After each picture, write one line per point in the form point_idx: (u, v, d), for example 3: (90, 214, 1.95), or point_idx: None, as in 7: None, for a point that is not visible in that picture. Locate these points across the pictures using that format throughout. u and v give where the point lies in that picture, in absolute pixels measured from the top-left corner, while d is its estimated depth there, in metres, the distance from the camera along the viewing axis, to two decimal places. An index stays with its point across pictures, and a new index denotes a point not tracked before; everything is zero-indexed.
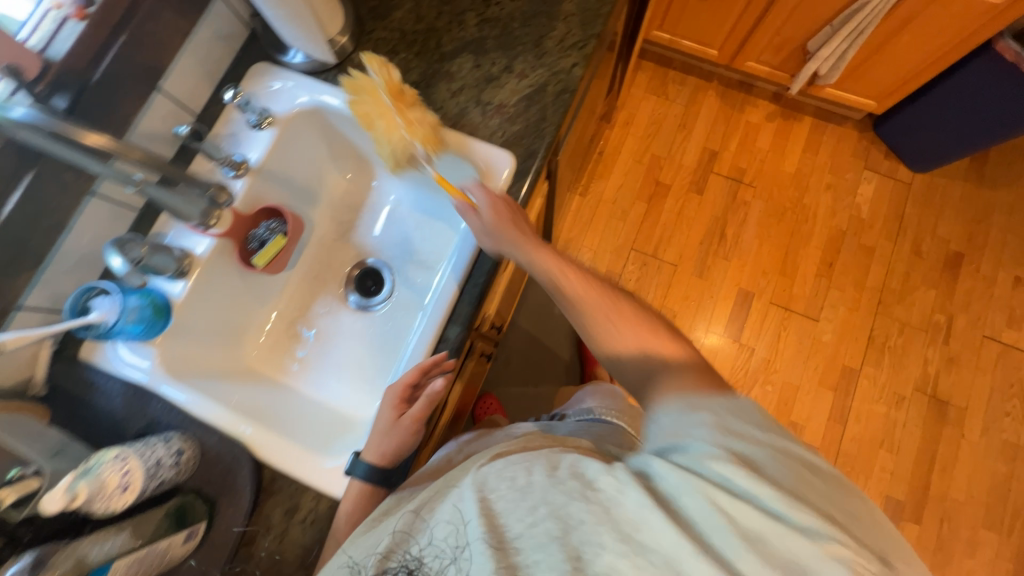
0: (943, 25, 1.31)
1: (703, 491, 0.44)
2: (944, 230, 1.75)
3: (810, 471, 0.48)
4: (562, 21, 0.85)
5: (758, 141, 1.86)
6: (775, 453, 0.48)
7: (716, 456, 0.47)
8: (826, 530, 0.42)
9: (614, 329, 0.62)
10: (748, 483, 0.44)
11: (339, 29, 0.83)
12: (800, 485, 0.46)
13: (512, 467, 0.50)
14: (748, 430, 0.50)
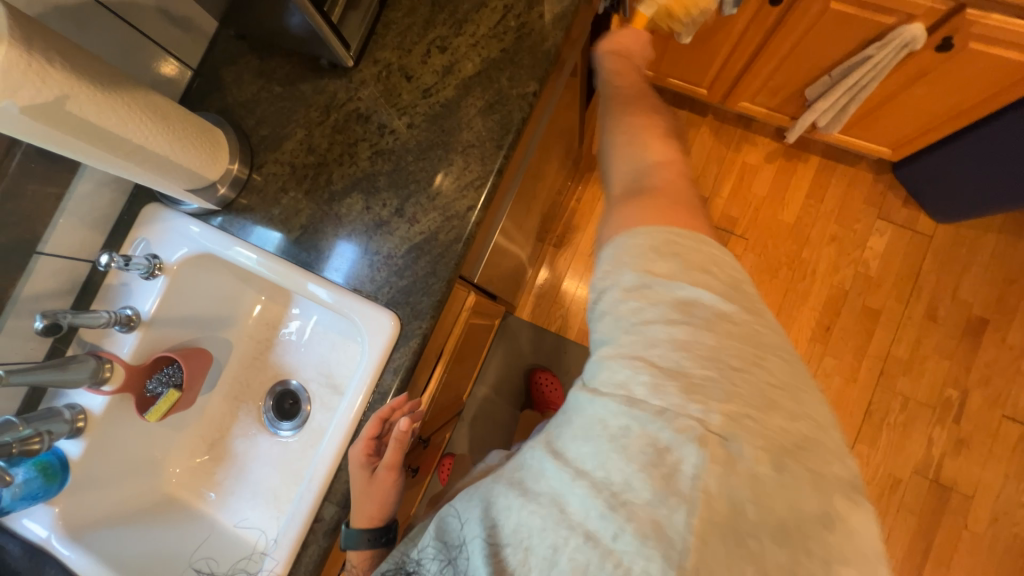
0: (963, 82, 1.09)
1: (590, 399, 0.50)
2: (967, 291, 1.53)
3: (711, 304, 0.51)
4: (460, 154, 0.76)
5: (755, 185, 1.67)
6: (673, 308, 0.51)
7: (614, 351, 0.51)
8: (689, 396, 0.46)
9: (639, 145, 0.69)
10: (639, 357, 0.49)
11: (227, 161, 0.78)
12: (691, 338, 0.49)
13: (471, 488, 0.53)
14: (652, 294, 0.52)
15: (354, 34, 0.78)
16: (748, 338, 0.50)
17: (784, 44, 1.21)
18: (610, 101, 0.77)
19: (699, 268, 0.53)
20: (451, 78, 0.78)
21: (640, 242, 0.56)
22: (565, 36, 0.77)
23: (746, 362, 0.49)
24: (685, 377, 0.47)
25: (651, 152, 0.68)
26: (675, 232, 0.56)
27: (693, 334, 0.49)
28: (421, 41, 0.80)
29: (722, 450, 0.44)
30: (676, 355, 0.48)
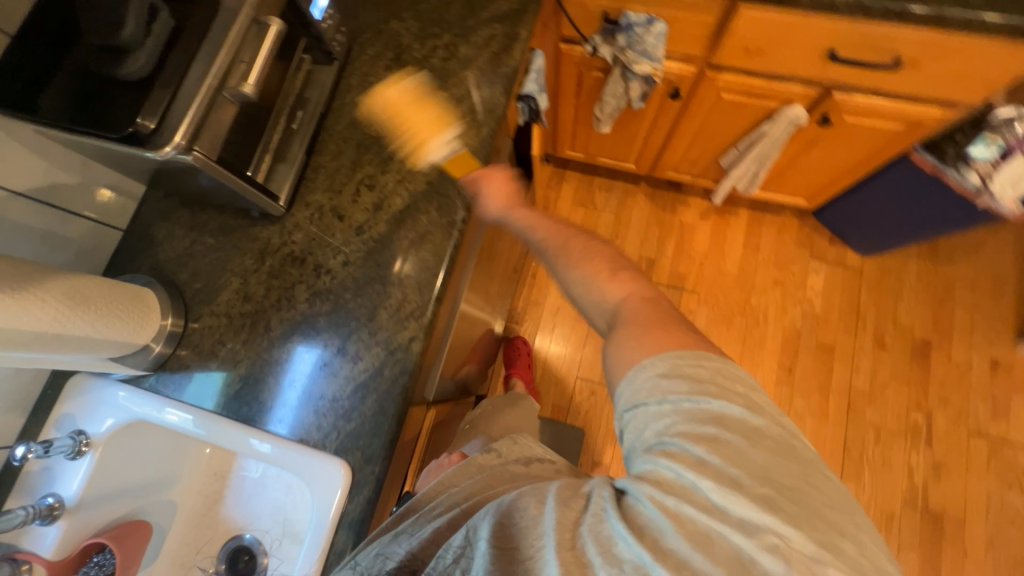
0: (849, 145, 1.23)
1: (651, 495, 0.47)
2: (906, 316, 1.63)
3: (754, 426, 0.50)
4: (397, 287, 0.77)
5: (696, 241, 1.77)
6: (708, 422, 0.50)
7: (664, 451, 0.50)
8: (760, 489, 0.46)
9: (595, 283, 0.64)
10: (696, 471, 0.47)
11: (159, 319, 0.77)
12: (743, 449, 0.48)
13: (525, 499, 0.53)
14: (684, 407, 0.51)
15: (282, 185, 0.80)
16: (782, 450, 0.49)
17: (692, 126, 1.33)
18: (544, 232, 0.72)
19: (730, 387, 0.52)
20: (382, 214, 0.81)
21: (652, 370, 0.54)
22: (485, 164, 0.82)
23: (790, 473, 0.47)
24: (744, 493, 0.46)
25: (608, 284, 0.63)
26: (688, 357, 0.54)
27: (746, 454, 0.48)
28: (350, 182, 0.83)
29: (809, 568, 0.42)
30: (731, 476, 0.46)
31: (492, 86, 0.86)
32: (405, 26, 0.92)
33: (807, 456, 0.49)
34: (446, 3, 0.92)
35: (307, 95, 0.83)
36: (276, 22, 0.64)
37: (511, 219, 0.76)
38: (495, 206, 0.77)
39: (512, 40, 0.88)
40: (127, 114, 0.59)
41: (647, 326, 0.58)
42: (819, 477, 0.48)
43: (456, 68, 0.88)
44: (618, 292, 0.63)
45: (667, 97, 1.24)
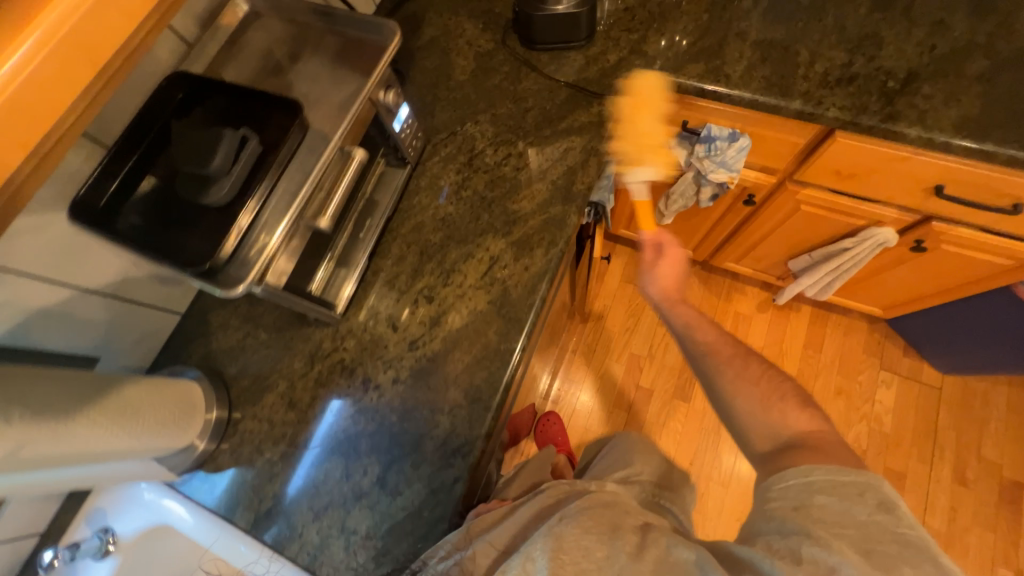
0: (941, 271, 1.12)
1: (761, 558, 0.47)
2: (991, 450, 1.44)
3: (890, 554, 0.45)
4: (446, 414, 0.72)
5: (751, 334, 1.66)
6: (846, 524, 0.48)
7: (790, 532, 0.49)
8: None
9: (769, 405, 0.62)
10: (819, 574, 0.43)
11: (204, 413, 0.75)
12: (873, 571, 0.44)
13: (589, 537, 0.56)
14: (815, 496, 0.51)
15: (342, 290, 0.79)
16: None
17: (762, 228, 1.26)
18: (707, 337, 0.71)
19: (882, 505, 0.49)
20: (438, 330, 0.77)
21: (803, 469, 0.54)
22: (551, 287, 0.77)
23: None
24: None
25: (787, 410, 0.61)
26: (827, 471, 0.52)
27: (867, 565, 0.43)
28: (409, 290, 0.81)
29: None
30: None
31: (564, 203, 0.83)
32: (481, 130, 0.91)
33: None
34: (524, 110, 0.91)
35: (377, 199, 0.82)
36: (359, 153, 0.66)
37: (670, 312, 0.77)
38: (664, 291, 0.79)
39: (589, 155, 0.85)
40: (204, 243, 0.58)
41: (830, 460, 0.54)
42: None
43: (528, 179, 0.85)
44: (799, 428, 0.60)
45: (739, 201, 1.17)
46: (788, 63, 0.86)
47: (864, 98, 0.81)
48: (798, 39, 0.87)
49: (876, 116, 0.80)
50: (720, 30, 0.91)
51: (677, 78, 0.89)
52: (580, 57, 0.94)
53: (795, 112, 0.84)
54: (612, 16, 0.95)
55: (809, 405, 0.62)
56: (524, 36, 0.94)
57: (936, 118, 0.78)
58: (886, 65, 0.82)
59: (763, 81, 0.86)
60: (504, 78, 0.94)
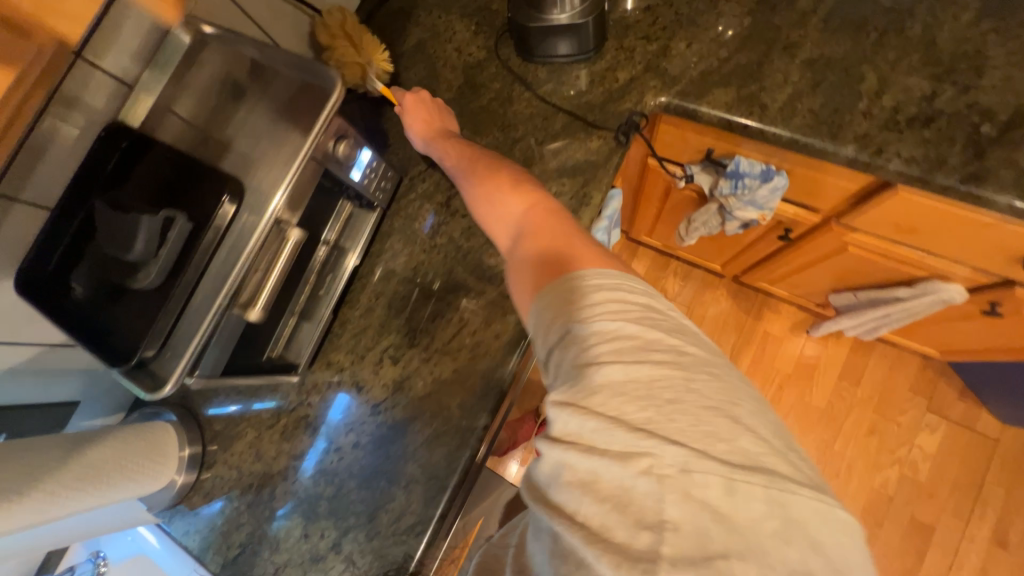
0: (1018, 333, 0.92)
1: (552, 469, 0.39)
2: None
3: (636, 372, 0.38)
4: (402, 489, 0.70)
5: (779, 357, 1.51)
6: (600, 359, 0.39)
7: (559, 412, 0.40)
8: (618, 464, 0.36)
9: (504, 202, 0.55)
10: (565, 451, 0.39)
11: (179, 452, 0.77)
12: (606, 403, 0.38)
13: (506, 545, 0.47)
14: (574, 346, 0.41)
15: (304, 346, 0.75)
16: (651, 383, 0.39)
17: (800, 260, 1.09)
18: (456, 160, 0.65)
19: (632, 311, 0.41)
20: (400, 396, 0.73)
21: (553, 298, 0.44)
22: (521, 361, 0.70)
23: (657, 427, 0.37)
24: (605, 475, 0.37)
25: (513, 199, 0.55)
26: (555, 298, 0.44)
27: (634, 406, 0.38)
28: (374, 348, 0.76)
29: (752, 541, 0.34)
30: (594, 457, 0.37)
31: None
32: None
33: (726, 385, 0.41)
34: (513, 140, 0.79)
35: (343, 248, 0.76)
36: (296, 234, 0.59)
37: (433, 147, 0.69)
38: (422, 137, 0.70)
39: (580, 203, 0.73)
40: (135, 329, 0.55)
41: (558, 251, 0.47)
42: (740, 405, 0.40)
43: None
44: (521, 217, 0.53)
45: (773, 233, 1.01)
46: (847, 93, 0.67)
47: (944, 147, 0.63)
48: (866, 58, 0.67)
49: (956, 173, 0.62)
50: (764, 42, 0.72)
51: (699, 107, 0.72)
52: (585, 73, 0.78)
53: (846, 160, 0.66)
54: (629, 20, 0.78)
55: (538, 188, 0.56)
56: (521, 42, 0.78)
57: None
58: (983, 102, 0.63)
59: (810, 115, 0.68)
60: (494, 98, 0.82)
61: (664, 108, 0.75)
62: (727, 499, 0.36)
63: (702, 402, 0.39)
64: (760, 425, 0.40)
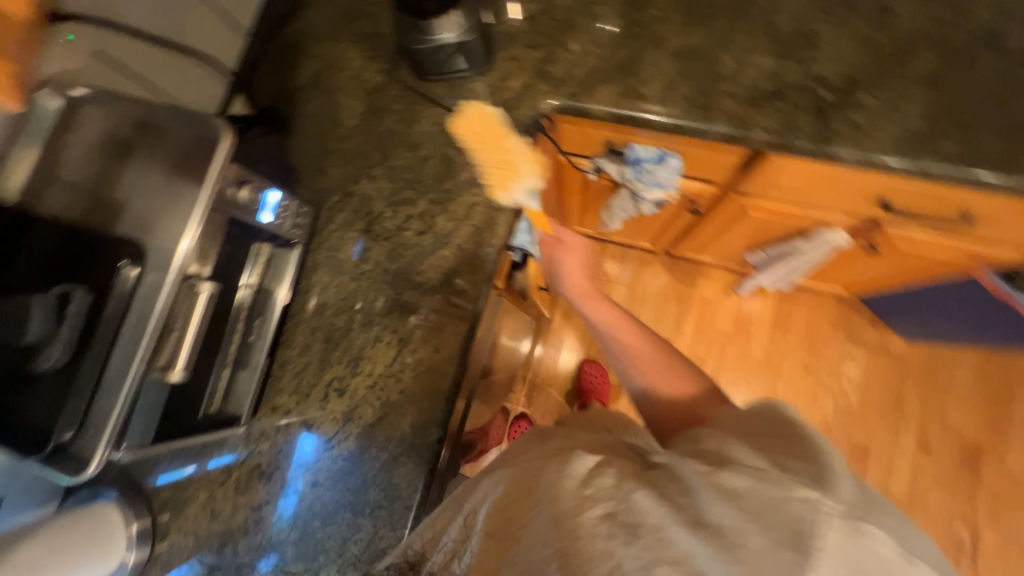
0: (897, 264, 1.05)
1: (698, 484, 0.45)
2: (954, 415, 1.46)
3: (794, 458, 0.46)
4: (368, 516, 0.70)
5: (717, 319, 1.63)
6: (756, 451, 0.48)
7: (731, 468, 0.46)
8: (783, 487, 0.42)
9: (653, 387, 0.74)
10: (718, 477, 0.45)
11: (127, 526, 0.73)
12: (766, 461, 0.46)
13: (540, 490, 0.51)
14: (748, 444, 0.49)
15: (244, 397, 0.73)
16: (809, 460, 0.46)
17: (713, 229, 1.18)
18: (615, 327, 0.81)
19: (788, 428, 0.50)
20: (352, 426, 0.74)
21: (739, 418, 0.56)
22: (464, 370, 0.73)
23: (805, 477, 0.44)
24: (763, 494, 0.42)
25: (662, 395, 0.72)
26: (738, 425, 0.54)
27: (790, 470, 0.45)
28: (318, 384, 0.76)
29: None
30: (749, 479, 0.44)
31: (473, 271, 0.76)
32: (377, 187, 0.81)
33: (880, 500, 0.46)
34: (422, 158, 0.81)
35: (267, 290, 0.75)
36: (207, 287, 0.58)
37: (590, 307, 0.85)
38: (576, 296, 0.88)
39: (496, 210, 0.77)
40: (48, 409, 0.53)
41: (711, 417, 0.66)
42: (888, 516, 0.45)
43: (432, 245, 0.77)
44: (674, 396, 0.71)
45: (684, 208, 1.09)
46: (711, 78, 0.75)
47: (796, 115, 0.72)
48: (722, 45, 0.75)
49: (810, 136, 0.71)
50: (635, 39, 0.78)
51: (588, 105, 0.78)
52: (478, 87, 0.82)
53: (721, 136, 0.74)
54: (512, 31, 0.82)
55: (686, 370, 0.74)
56: (415, 62, 0.80)
57: (875, 136, 0.69)
58: (821, 72, 0.72)
59: (685, 101, 0.75)
60: (398, 119, 0.83)
61: (557, 111, 0.80)
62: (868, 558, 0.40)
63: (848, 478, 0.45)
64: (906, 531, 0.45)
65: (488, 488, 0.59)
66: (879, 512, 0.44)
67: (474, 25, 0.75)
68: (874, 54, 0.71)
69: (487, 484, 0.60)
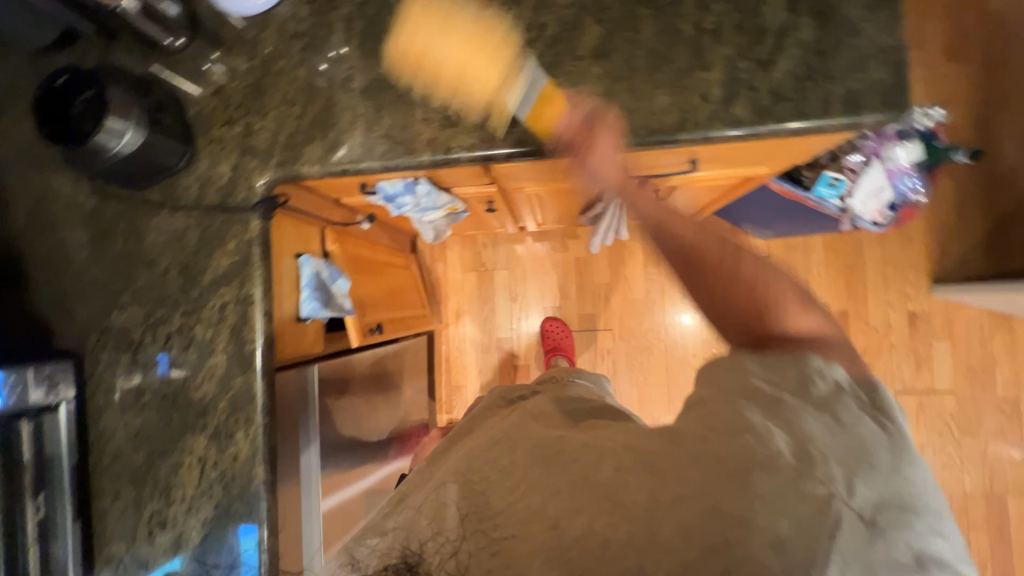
0: (692, 194, 1.11)
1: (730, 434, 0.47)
2: (819, 293, 1.57)
3: (827, 421, 0.47)
4: None
5: (596, 273, 1.69)
6: (813, 402, 0.49)
7: (775, 430, 0.47)
8: (799, 478, 0.43)
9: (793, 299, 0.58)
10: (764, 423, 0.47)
11: None
12: (806, 425, 0.47)
13: (495, 453, 0.58)
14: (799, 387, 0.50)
15: (66, 565, 0.73)
16: (851, 442, 0.46)
17: (530, 212, 1.20)
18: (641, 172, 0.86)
19: (838, 395, 0.49)
20: (183, 553, 0.75)
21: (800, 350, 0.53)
22: (268, 466, 0.75)
23: (827, 445, 0.45)
24: (792, 463, 0.44)
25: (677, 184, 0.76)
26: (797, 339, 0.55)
27: (822, 429, 0.46)
28: (140, 524, 0.77)
29: (871, 534, 0.42)
30: (796, 448, 0.45)
31: (243, 371, 0.76)
32: (129, 316, 0.79)
33: (912, 474, 0.45)
34: (162, 273, 0.78)
35: (48, 456, 0.73)
36: None
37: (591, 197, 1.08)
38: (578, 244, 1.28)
39: (246, 304, 0.76)
40: None
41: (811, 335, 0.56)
42: (919, 487, 0.45)
43: (199, 357, 0.76)
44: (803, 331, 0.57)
45: (484, 207, 1.10)
46: (404, 107, 0.73)
47: (490, 124, 0.71)
48: None
49: (507, 142, 0.70)
50: (323, 87, 0.75)
51: (299, 170, 0.75)
52: (194, 180, 0.78)
53: (431, 164, 0.73)
54: (206, 110, 0.78)
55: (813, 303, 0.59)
56: (118, 181, 0.75)
57: (563, 122, 0.69)
58: None
59: (386, 139, 0.73)
60: (126, 238, 0.79)
61: (276, 184, 0.77)
62: (888, 566, 0.41)
63: (874, 440, 0.46)
64: (929, 495, 0.45)
65: (473, 464, 0.57)
66: (914, 503, 0.44)
67: (139, 119, 0.69)
68: (544, 39, 0.70)
69: (488, 462, 0.56)
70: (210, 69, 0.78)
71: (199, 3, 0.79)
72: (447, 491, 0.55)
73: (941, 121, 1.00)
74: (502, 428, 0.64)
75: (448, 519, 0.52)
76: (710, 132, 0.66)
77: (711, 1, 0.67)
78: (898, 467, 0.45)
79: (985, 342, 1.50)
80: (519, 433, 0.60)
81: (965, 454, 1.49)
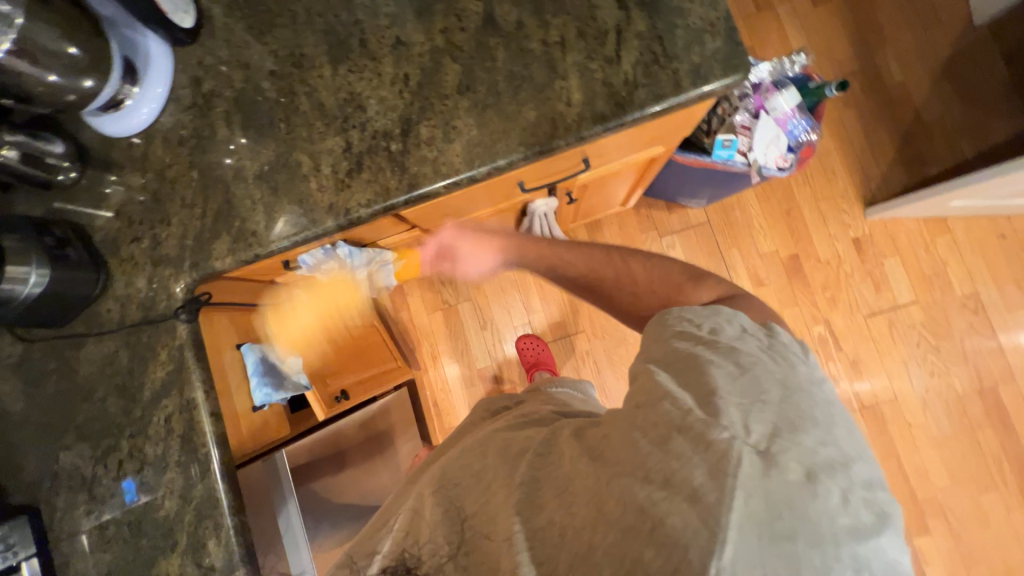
0: (609, 187, 1.15)
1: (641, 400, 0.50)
2: (766, 243, 1.61)
3: (725, 376, 0.49)
4: None
5: (555, 281, 1.72)
6: (707, 357, 0.52)
7: (677, 390, 0.49)
8: (703, 427, 0.46)
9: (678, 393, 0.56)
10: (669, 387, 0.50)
11: None
12: (708, 382, 0.49)
13: (473, 461, 0.61)
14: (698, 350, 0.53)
15: None
16: (747, 388, 0.48)
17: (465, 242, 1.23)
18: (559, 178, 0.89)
19: (730, 349, 0.52)
20: None
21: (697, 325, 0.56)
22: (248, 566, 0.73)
23: (724, 394, 0.48)
24: (694, 416, 0.47)
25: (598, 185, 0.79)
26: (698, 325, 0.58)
27: (721, 382, 0.49)
28: None
29: (771, 462, 0.44)
30: (697, 402, 0.48)
31: (202, 477, 0.74)
32: (77, 453, 0.77)
33: (804, 400, 0.48)
34: (101, 401, 0.77)
35: None
36: None
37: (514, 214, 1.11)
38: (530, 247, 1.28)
39: (190, 410, 0.76)
40: None
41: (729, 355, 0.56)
42: (811, 409, 0.47)
43: (156, 475, 0.75)
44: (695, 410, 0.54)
45: (417, 250, 1.12)
46: (298, 180, 0.75)
47: (382, 177, 0.74)
48: (292, 146, 0.76)
49: (402, 189, 0.73)
50: (218, 182, 0.77)
51: (213, 266, 0.76)
52: (114, 301, 0.79)
53: (338, 229, 0.75)
54: (112, 232, 0.80)
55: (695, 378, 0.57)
56: (39, 323, 0.75)
57: (447, 158, 0.72)
58: (380, 127, 0.74)
59: (289, 216, 0.75)
60: (58, 377, 0.79)
61: (195, 286, 0.78)
62: (789, 487, 0.42)
63: (766, 382, 0.49)
64: (821, 414, 0.47)
65: (450, 473, 0.61)
66: (801, 422, 0.46)
67: (41, 259, 0.69)
68: (411, 87, 0.74)
69: (463, 469, 0.60)
70: (107, 190, 0.80)
71: (84, 134, 0.81)
72: (427, 497, 0.59)
73: (807, 65, 1.09)
74: (481, 435, 0.68)
75: (430, 525, 0.56)
76: (582, 133, 0.70)
77: (550, 17, 0.72)
78: (785, 398, 0.48)
79: (930, 248, 1.56)
80: (493, 439, 0.64)
81: (946, 358, 1.52)
